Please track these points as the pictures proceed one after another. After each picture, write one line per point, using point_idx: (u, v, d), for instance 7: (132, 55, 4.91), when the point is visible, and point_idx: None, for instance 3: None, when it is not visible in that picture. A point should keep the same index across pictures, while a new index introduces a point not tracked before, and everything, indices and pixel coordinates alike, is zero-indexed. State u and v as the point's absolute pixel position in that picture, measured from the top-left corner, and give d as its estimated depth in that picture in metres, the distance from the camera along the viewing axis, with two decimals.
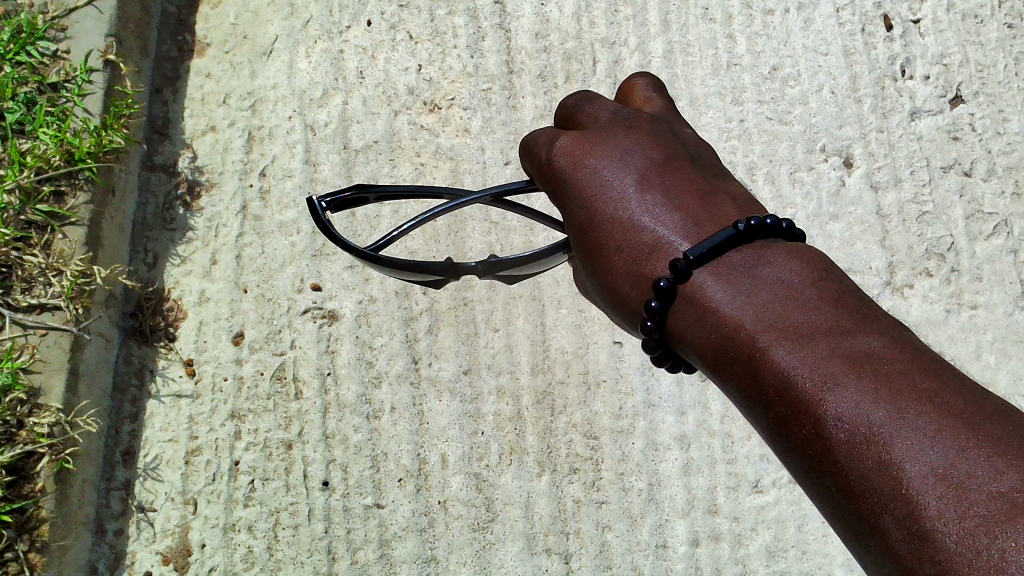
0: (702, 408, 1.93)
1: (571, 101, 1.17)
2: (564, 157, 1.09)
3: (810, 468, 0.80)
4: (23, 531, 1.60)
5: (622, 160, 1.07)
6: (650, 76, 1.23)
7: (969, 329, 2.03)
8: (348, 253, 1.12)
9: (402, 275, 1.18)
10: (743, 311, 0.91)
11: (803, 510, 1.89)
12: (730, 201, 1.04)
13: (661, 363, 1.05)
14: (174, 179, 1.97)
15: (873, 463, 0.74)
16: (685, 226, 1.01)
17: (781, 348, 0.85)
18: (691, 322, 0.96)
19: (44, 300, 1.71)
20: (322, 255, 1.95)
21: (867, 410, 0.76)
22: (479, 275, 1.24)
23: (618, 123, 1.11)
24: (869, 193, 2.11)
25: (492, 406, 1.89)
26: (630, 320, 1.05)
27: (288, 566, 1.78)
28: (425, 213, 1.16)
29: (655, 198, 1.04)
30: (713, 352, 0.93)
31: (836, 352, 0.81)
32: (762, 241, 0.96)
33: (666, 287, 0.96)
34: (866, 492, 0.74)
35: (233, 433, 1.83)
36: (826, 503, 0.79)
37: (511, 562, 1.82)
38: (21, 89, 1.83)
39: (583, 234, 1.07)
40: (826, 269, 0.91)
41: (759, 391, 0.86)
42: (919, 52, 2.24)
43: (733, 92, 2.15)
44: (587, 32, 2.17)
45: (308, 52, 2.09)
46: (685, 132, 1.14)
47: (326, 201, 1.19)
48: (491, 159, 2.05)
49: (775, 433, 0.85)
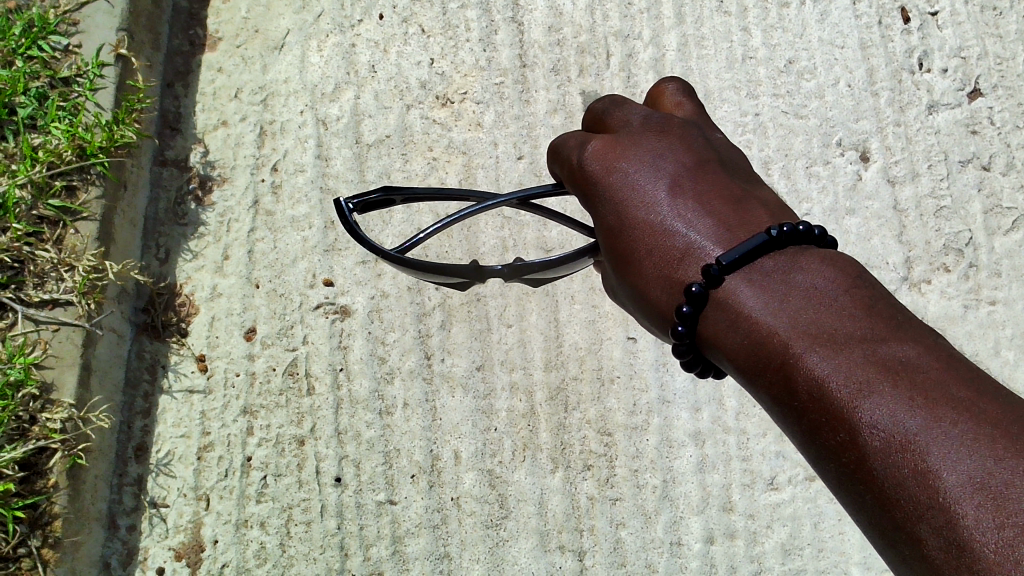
0: (716, 405, 1.91)
1: (600, 105, 1.15)
2: (596, 161, 1.08)
3: (844, 476, 0.79)
4: (36, 526, 1.59)
5: (654, 164, 1.06)
6: (680, 81, 1.22)
7: (988, 326, 2.00)
8: (372, 253, 1.10)
9: (426, 277, 1.16)
10: (776, 318, 0.89)
11: (819, 508, 1.87)
12: (762, 207, 1.02)
13: (690, 369, 1.04)
14: (186, 174, 1.96)
15: (909, 472, 0.73)
16: (717, 232, 0.99)
17: (816, 355, 0.83)
18: (722, 328, 0.94)
19: (55, 295, 1.70)
20: (334, 251, 1.94)
21: (903, 419, 0.75)
22: (505, 279, 1.20)
23: (650, 127, 1.09)
24: (885, 187, 2.08)
25: (505, 402, 1.88)
26: (659, 325, 1.04)
27: (301, 562, 1.77)
28: (452, 215, 1.14)
29: (687, 204, 1.03)
30: (744, 357, 0.92)
31: (872, 360, 0.80)
32: (796, 248, 0.94)
33: (698, 292, 0.95)
34: (902, 501, 0.73)
35: (246, 428, 1.83)
36: (860, 513, 0.78)
37: (525, 560, 1.81)
38: (32, 84, 1.82)
39: (613, 238, 1.06)
40: (859, 277, 0.90)
41: (793, 398, 0.85)
42: (937, 45, 2.21)
43: (748, 86, 2.13)
44: (601, 25, 2.15)
45: (319, 47, 2.08)
46: (716, 138, 1.13)
47: (352, 202, 1.18)
48: (504, 153, 2.03)
49: (808, 441, 0.84)
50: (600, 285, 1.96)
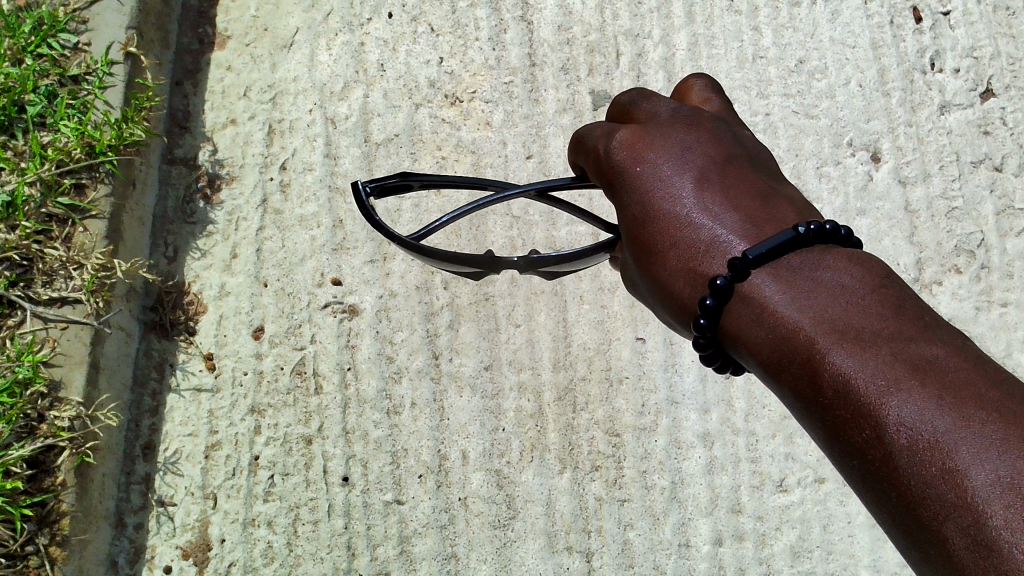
0: (725, 406, 1.90)
1: (627, 96, 1.15)
2: (624, 151, 1.08)
3: (867, 474, 0.79)
4: (44, 524, 1.59)
5: (681, 157, 1.06)
6: (708, 77, 1.22)
7: (1000, 327, 1.99)
8: (390, 240, 1.12)
9: (442, 265, 1.17)
10: (801, 314, 0.90)
11: (829, 510, 1.86)
12: (788, 205, 1.03)
13: (709, 363, 1.04)
14: (194, 172, 1.96)
15: (936, 470, 0.72)
16: (744, 227, 1.00)
17: (842, 352, 0.83)
18: (746, 323, 0.95)
19: (64, 293, 1.69)
20: (343, 249, 1.94)
21: (931, 417, 0.75)
22: (519, 271, 1.20)
23: (678, 119, 1.10)
24: (897, 188, 2.07)
25: (513, 402, 1.87)
26: (680, 319, 1.05)
27: (308, 561, 1.77)
28: (468, 205, 1.16)
29: (714, 197, 1.03)
30: (768, 352, 0.92)
31: (899, 358, 0.80)
32: (823, 247, 0.95)
33: (722, 285, 0.96)
34: (927, 499, 0.72)
35: (253, 427, 1.82)
36: (881, 510, 0.78)
37: (533, 561, 1.80)
38: (42, 81, 1.82)
39: (636, 228, 1.06)
40: (886, 278, 0.90)
41: (816, 395, 0.85)
42: (949, 45, 2.20)
43: (759, 85, 2.12)
44: (611, 24, 2.14)
45: (329, 45, 2.08)
46: (744, 135, 1.13)
47: (370, 186, 1.19)
48: (513, 152, 2.03)
49: (830, 438, 0.84)
50: (609, 285, 1.95)
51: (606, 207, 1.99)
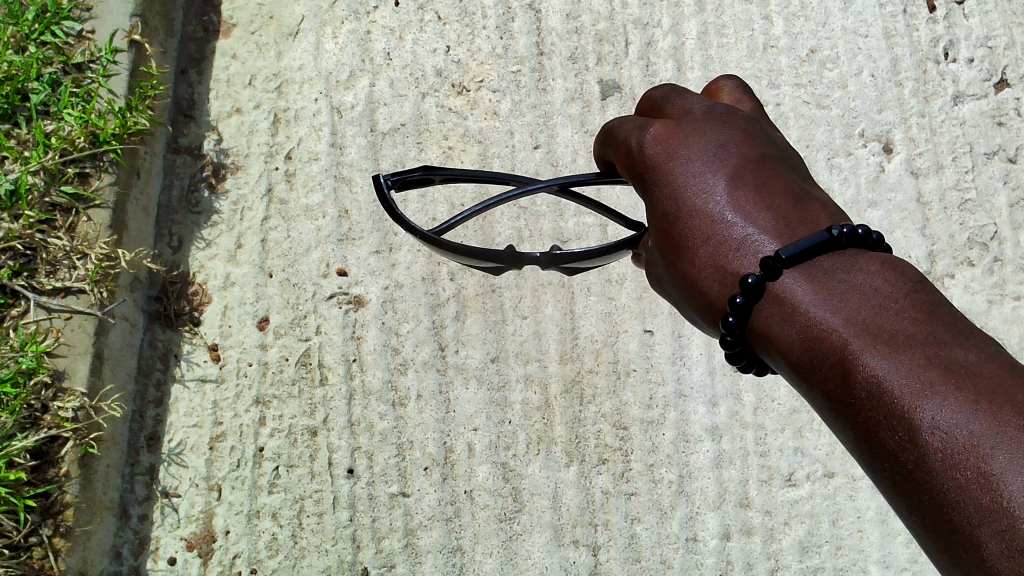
0: (734, 399, 1.88)
1: (659, 93, 1.13)
2: (657, 146, 1.06)
3: (898, 477, 0.78)
4: (48, 515, 1.57)
5: (715, 154, 1.04)
6: (737, 79, 1.20)
7: (1013, 321, 1.96)
8: (410, 233, 1.10)
9: (462, 259, 1.14)
10: (834, 315, 0.88)
11: (838, 505, 1.84)
12: (821, 208, 1.01)
13: (735, 363, 1.03)
14: (199, 161, 1.95)
15: (970, 475, 0.71)
16: (776, 227, 0.98)
17: (875, 355, 0.82)
18: (777, 322, 0.94)
19: (68, 283, 1.67)
20: (348, 240, 1.92)
21: (967, 422, 0.73)
22: (541, 266, 1.16)
23: (712, 117, 1.08)
24: (909, 179, 2.04)
25: (520, 394, 1.86)
26: (708, 318, 1.03)
27: (312, 553, 1.76)
28: (490, 198, 1.13)
29: (746, 196, 1.01)
30: (798, 353, 0.91)
31: (934, 362, 0.79)
32: (855, 251, 0.94)
33: (754, 283, 0.94)
34: (961, 503, 0.71)
35: (258, 418, 1.81)
36: (912, 514, 0.77)
37: (538, 554, 1.79)
38: (45, 70, 1.79)
39: (666, 224, 1.05)
40: (919, 282, 0.88)
41: (848, 396, 0.84)
42: (963, 34, 2.16)
43: (770, 75, 2.09)
44: (620, 12, 2.11)
45: (334, 33, 2.06)
46: (776, 136, 1.11)
47: (391, 179, 1.18)
48: (520, 142, 2.01)
49: (860, 440, 0.83)
50: (616, 277, 1.93)
51: (613, 199, 1.98)
